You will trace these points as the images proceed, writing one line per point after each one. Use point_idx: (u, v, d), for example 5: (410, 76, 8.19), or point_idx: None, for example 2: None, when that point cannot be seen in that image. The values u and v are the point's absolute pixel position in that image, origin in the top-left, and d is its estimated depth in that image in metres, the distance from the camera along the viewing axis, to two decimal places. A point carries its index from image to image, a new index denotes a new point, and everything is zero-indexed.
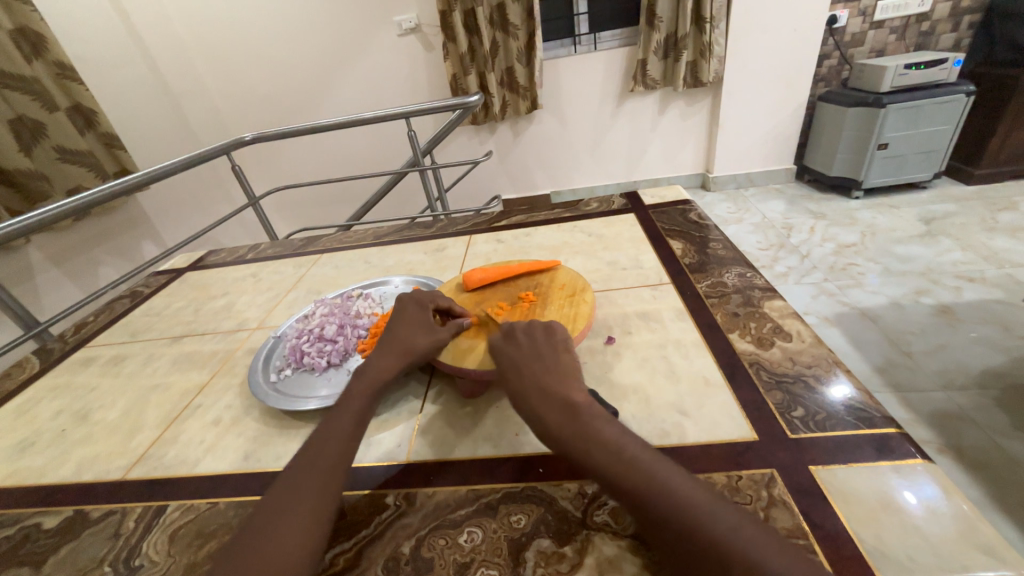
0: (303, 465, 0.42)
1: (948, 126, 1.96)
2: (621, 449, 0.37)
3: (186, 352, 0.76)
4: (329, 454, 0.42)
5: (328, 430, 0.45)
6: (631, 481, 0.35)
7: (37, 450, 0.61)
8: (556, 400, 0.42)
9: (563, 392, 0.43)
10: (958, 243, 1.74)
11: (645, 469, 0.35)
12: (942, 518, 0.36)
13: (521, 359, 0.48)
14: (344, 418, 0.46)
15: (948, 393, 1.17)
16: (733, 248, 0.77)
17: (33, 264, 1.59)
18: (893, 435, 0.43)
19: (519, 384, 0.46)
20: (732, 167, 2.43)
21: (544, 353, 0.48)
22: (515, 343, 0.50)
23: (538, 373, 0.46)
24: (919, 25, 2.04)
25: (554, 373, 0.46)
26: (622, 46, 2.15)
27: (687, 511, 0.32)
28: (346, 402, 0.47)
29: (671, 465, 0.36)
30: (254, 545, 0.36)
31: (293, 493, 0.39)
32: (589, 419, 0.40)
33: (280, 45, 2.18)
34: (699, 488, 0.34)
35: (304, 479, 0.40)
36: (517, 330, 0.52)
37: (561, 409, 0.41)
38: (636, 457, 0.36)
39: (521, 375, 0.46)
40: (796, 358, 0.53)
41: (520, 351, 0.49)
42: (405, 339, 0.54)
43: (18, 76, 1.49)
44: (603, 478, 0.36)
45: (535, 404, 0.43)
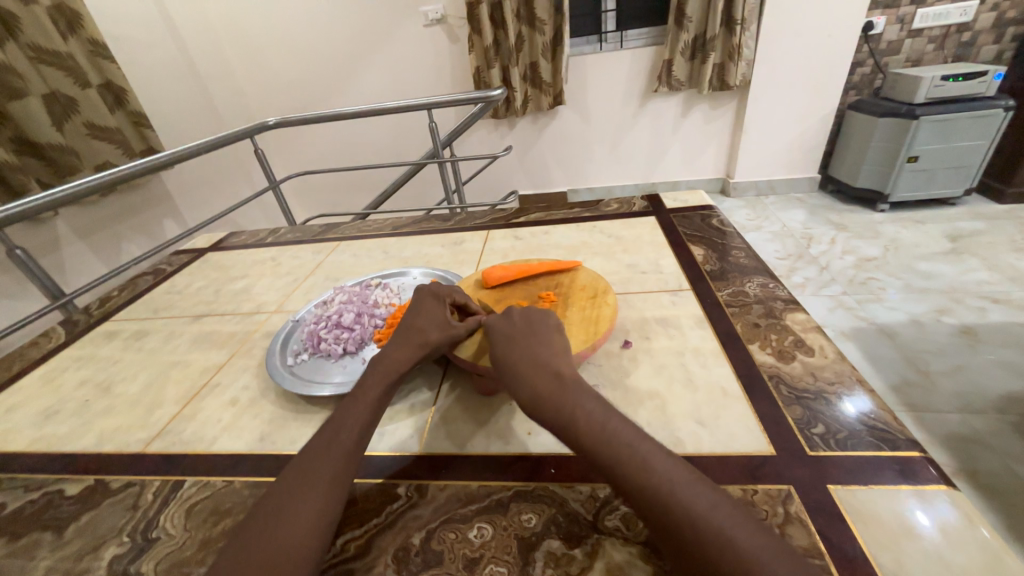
0: (314, 452, 0.42)
1: (983, 141, 1.89)
2: (604, 424, 0.38)
3: (206, 331, 0.77)
4: (343, 438, 0.43)
5: (343, 415, 0.45)
6: (614, 456, 0.36)
7: (61, 419, 0.63)
8: (545, 374, 0.43)
9: (553, 366, 0.44)
10: (986, 262, 1.69)
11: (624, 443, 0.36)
12: (965, 546, 0.35)
13: (514, 335, 0.49)
14: (361, 405, 0.46)
15: (967, 415, 1.14)
16: (755, 256, 0.75)
17: (60, 236, 1.64)
18: (916, 458, 0.42)
19: (512, 351, 0.47)
20: (754, 173, 2.39)
21: (537, 330, 0.49)
22: (510, 322, 0.51)
23: (530, 347, 0.47)
24: (959, 35, 1.97)
25: (547, 349, 0.47)
26: (648, 45, 2.12)
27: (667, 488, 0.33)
28: (362, 388, 0.48)
29: (652, 445, 0.37)
30: (264, 524, 0.37)
31: (305, 477, 0.40)
32: (574, 394, 0.41)
33: (307, 32, 2.19)
34: (678, 468, 0.35)
35: (313, 466, 0.41)
36: (515, 311, 0.52)
37: (550, 380, 0.43)
38: (618, 433, 0.37)
39: (516, 347, 0.47)
40: (817, 374, 0.52)
41: (516, 327, 0.50)
42: (417, 331, 0.54)
43: (53, 51, 1.53)
44: (585, 447, 0.37)
45: (520, 373, 0.44)
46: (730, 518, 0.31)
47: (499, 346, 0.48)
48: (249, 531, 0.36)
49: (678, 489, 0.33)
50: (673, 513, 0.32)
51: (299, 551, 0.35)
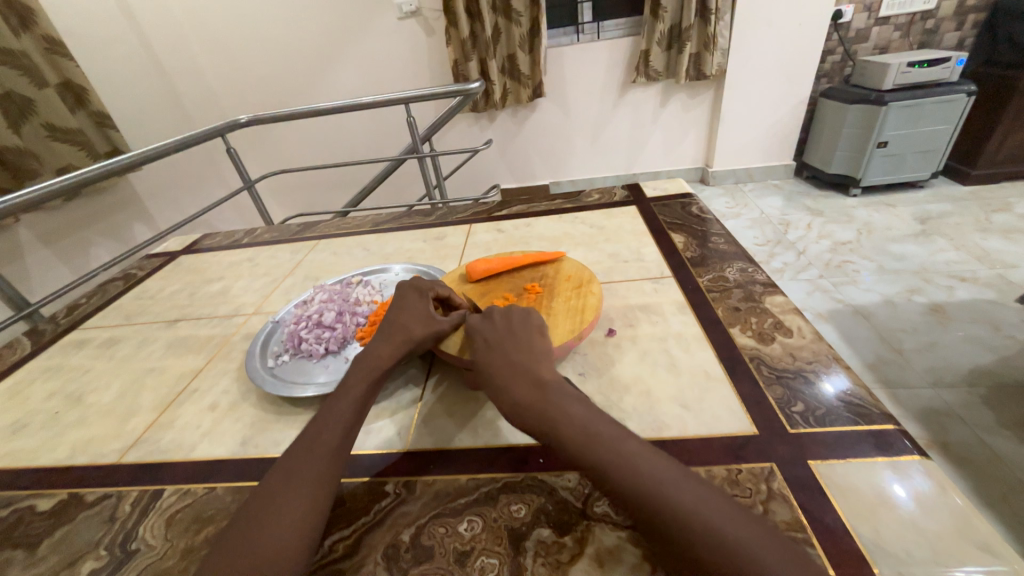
0: (298, 454, 0.41)
1: (948, 125, 1.96)
2: (589, 426, 0.37)
3: (182, 335, 0.75)
4: (325, 439, 0.42)
5: (324, 417, 0.44)
6: (596, 459, 0.35)
7: (30, 432, 0.60)
8: (526, 378, 0.43)
9: (534, 371, 0.43)
10: (952, 243, 1.75)
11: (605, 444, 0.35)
12: (938, 513, 0.36)
13: (493, 341, 0.48)
14: (342, 405, 0.45)
15: (937, 390, 1.18)
16: (734, 242, 0.76)
17: (23, 243, 1.57)
18: (891, 431, 0.43)
19: (493, 359, 0.46)
20: (732, 162, 2.43)
21: (518, 333, 0.48)
22: (489, 324, 0.50)
23: (510, 351, 0.46)
24: (924, 22, 2.03)
25: (527, 352, 0.46)
26: (625, 36, 2.13)
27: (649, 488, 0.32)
28: (342, 390, 0.47)
29: (637, 443, 0.36)
30: (245, 530, 0.36)
31: (287, 481, 0.39)
32: (558, 398, 0.40)
33: (277, 26, 2.13)
34: (666, 465, 0.34)
35: (297, 468, 0.40)
36: (497, 313, 0.52)
37: (532, 386, 0.42)
38: (604, 434, 0.36)
39: (493, 354, 0.47)
40: (796, 354, 0.53)
41: (496, 330, 0.49)
42: (401, 327, 0.53)
43: (4, 49, 1.45)
44: (569, 452, 0.36)
45: (505, 381, 0.43)
46: (716, 509, 0.31)
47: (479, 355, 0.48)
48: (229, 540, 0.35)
49: (658, 486, 0.32)
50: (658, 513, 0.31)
51: (283, 556, 0.34)
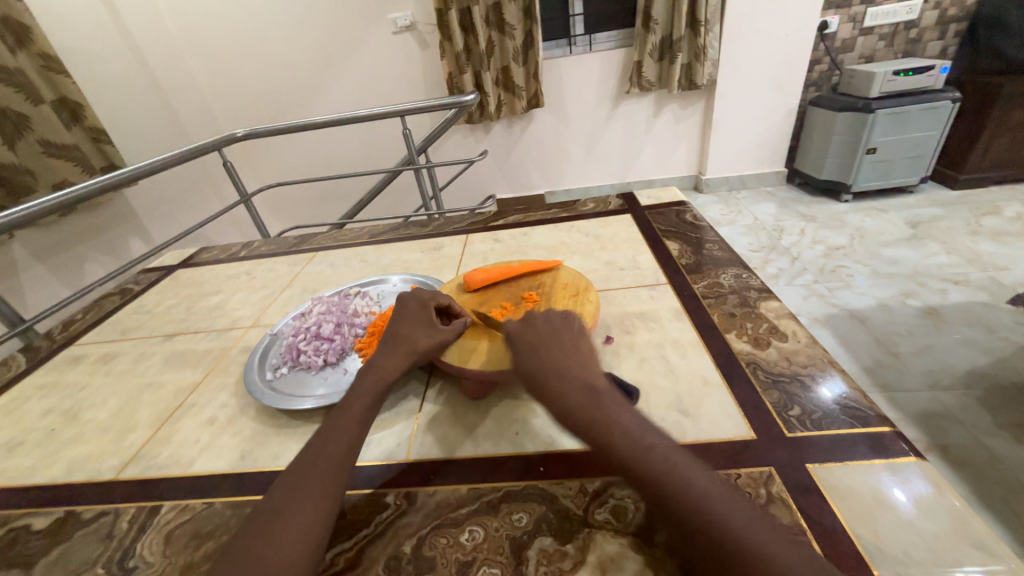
0: (301, 468, 0.41)
1: (935, 131, 2.00)
2: (639, 437, 0.36)
3: (179, 350, 0.75)
4: (332, 450, 0.42)
5: (331, 428, 0.44)
6: (650, 469, 0.33)
7: (25, 450, 0.60)
8: (577, 382, 0.41)
9: (586, 377, 0.42)
10: (943, 246, 1.78)
11: (658, 457, 0.34)
12: (936, 513, 0.36)
13: (537, 342, 0.46)
14: (349, 416, 0.45)
15: (934, 392, 1.19)
16: (728, 248, 0.77)
17: (17, 260, 1.56)
18: (887, 433, 0.44)
19: (535, 355, 0.45)
20: (724, 169, 2.46)
21: (563, 339, 0.46)
22: (531, 329, 0.48)
23: (558, 354, 0.44)
24: (907, 32, 2.08)
25: (572, 358, 0.44)
26: (617, 47, 2.16)
27: (699, 505, 0.31)
28: (351, 399, 0.47)
29: (686, 459, 0.35)
30: (253, 541, 0.36)
31: (294, 493, 0.39)
32: (612, 404, 0.39)
33: (273, 41, 2.15)
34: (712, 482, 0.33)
35: (298, 483, 0.40)
36: (534, 319, 0.50)
37: (581, 387, 0.40)
38: (654, 446, 0.35)
39: (539, 354, 0.45)
40: (791, 358, 0.54)
41: (540, 334, 0.47)
42: (407, 336, 0.54)
43: (1, 67, 1.46)
44: (621, 460, 0.35)
45: (553, 381, 0.41)
46: (761, 530, 0.30)
47: (522, 350, 0.46)
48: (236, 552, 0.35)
49: (711, 504, 0.31)
50: (705, 530, 0.30)
51: (289, 569, 0.34)
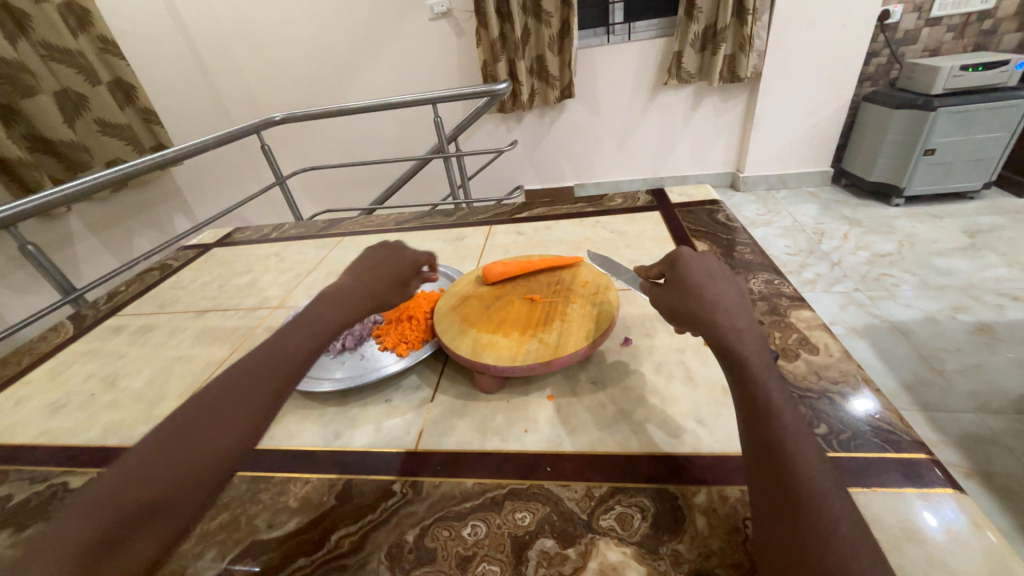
0: (240, 385, 0.40)
1: (1004, 132, 1.83)
2: (778, 404, 0.35)
3: (209, 326, 0.78)
4: (251, 399, 0.39)
5: (254, 376, 0.41)
6: (771, 434, 0.33)
7: (68, 412, 0.64)
8: (738, 327, 0.40)
9: (752, 327, 0.40)
10: (1004, 258, 1.64)
11: (799, 430, 0.34)
12: (971, 551, 0.34)
13: (716, 277, 0.44)
14: (271, 367, 0.42)
15: (980, 415, 1.11)
16: (761, 252, 0.74)
17: (73, 231, 1.67)
18: (921, 460, 0.41)
19: (720, 288, 0.43)
20: (764, 168, 2.35)
21: (738, 288, 0.44)
22: (710, 262, 0.46)
23: (730, 296, 0.43)
24: (980, 23, 1.91)
25: (743, 307, 0.42)
26: (657, 37, 2.09)
27: (813, 479, 0.31)
28: (284, 346, 0.44)
29: (814, 445, 0.33)
30: (128, 479, 0.32)
31: (193, 435, 0.36)
32: (766, 364, 0.38)
33: (313, 26, 2.19)
34: (825, 471, 0.31)
35: (234, 399, 0.39)
36: (710, 258, 0.47)
37: (757, 339, 0.39)
38: (789, 421, 0.34)
39: (714, 287, 0.43)
40: (821, 373, 0.51)
41: (716, 271, 0.45)
42: (376, 289, 0.54)
43: (64, 49, 1.54)
44: (751, 414, 0.35)
45: (709, 315, 0.41)
46: (856, 535, 0.28)
47: (704, 277, 0.44)
48: (104, 483, 0.31)
49: (827, 487, 0.30)
50: (805, 501, 0.30)
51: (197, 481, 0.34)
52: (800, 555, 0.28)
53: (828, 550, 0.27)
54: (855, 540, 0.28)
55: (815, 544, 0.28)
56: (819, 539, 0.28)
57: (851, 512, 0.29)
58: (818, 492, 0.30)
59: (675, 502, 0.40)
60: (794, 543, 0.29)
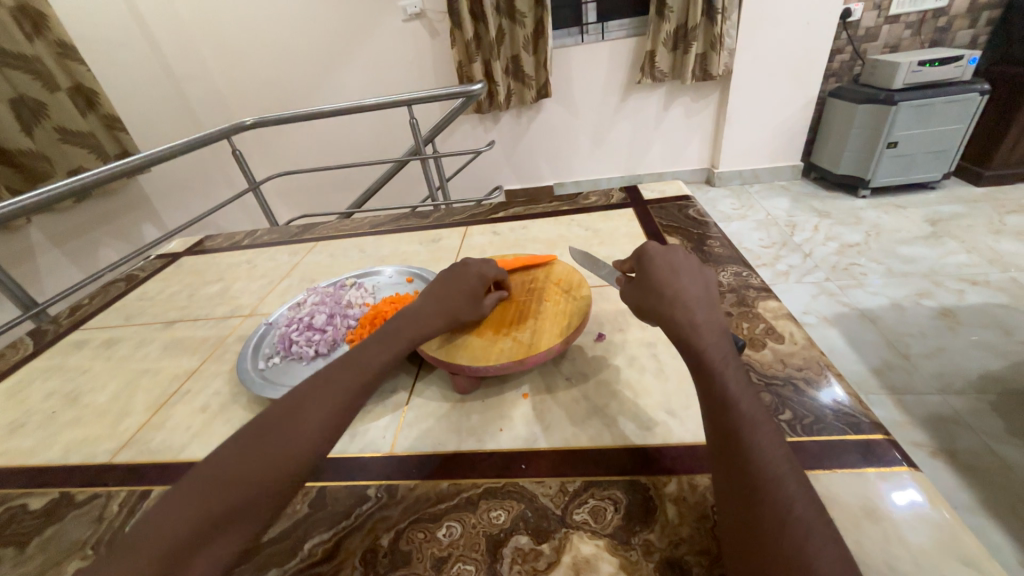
0: (302, 394, 0.41)
1: (960, 125, 1.92)
2: (737, 391, 0.36)
3: (177, 337, 0.76)
4: (316, 414, 0.40)
5: (325, 389, 0.42)
6: (729, 421, 0.35)
7: (27, 431, 0.61)
8: (700, 320, 0.41)
9: (715, 319, 0.42)
10: (964, 245, 1.72)
11: (756, 415, 0.35)
12: (926, 527, 0.35)
13: (679, 271, 0.46)
14: (342, 380, 0.43)
15: (944, 396, 1.16)
16: (730, 246, 0.75)
17: (34, 244, 1.60)
18: (880, 441, 0.42)
19: (682, 283, 0.45)
20: (738, 163, 2.40)
21: (705, 281, 0.46)
22: (676, 256, 0.48)
23: (694, 289, 0.44)
24: (935, 21, 1.99)
25: (706, 300, 0.44)
26: (630, 36, 2.11)
27: (767, 460, 0.32)
28: (354, 358, 0.45)
29: (771, 428, 0.34)
30: (198, 487, 0.34)
31: (261, 443, 0.37)
32: (726, 354, 0.39)
33: (284, 28, 2.15)
34: (782, 454, 0.33)
35: (301, 406, 0.40)
36: (677, 252, 0.49)
37: (717, 331, 0.41)
38: (746, 406, 0.35)
39: (677, 282, 0.45)
40: (786, 360, 0.52)
41: (680, 266, 0.47)
42: (452, 303, 0.53)
43: (18, 54, 1.47)
44: (712, 403, 0.37)
45: (671, 311, 0.43)
46: (809, 512, 0.29)
47: (669, 273, 0.46)
48: (192, 484, 0.34)
49: (781, 469, 0.31)
50: (760, 484, 0.31)
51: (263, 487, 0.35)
52: (755, 536, 0.29)
53: (783, 529, 0.28)
54: (806, 517, 0.29)
55: (769, 524, 0.29)
56: (773, 518, 0.29)
57: (803, 489, 0.30)
58: (772, 472, 0.31)
59: (647, 493, 0.40)
60: (750, 524, 0.30)
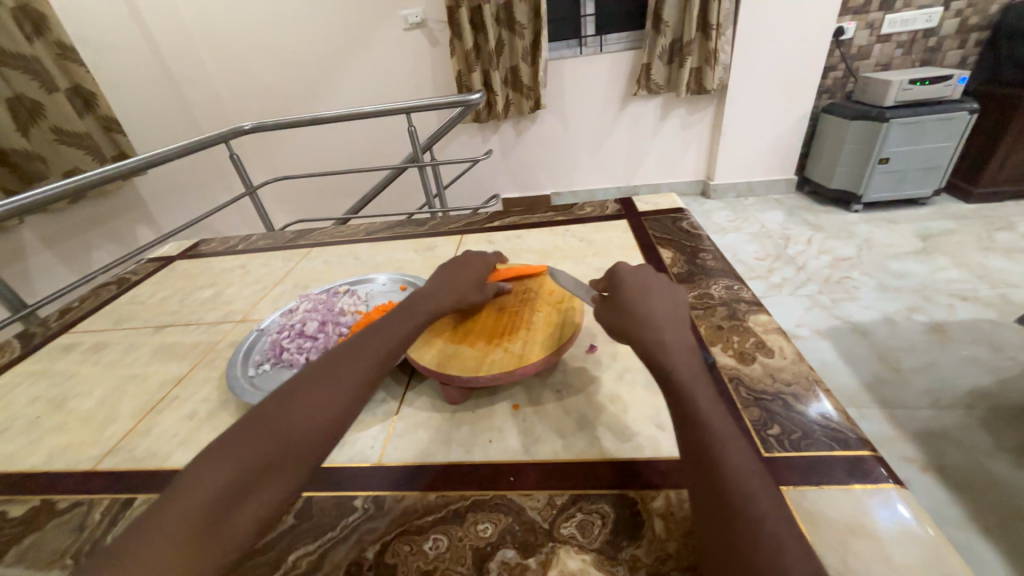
0: (339, 359, 0.43)
1: (950, 143, 1.95)
2: (709, 411, 0.36)
3: (167, 342, 0.75)
4: (351, 377, 0.41)
5: (356, 351, 0.44)
6: (702, 445, 0.34)
7: (10, 436, 0.60)
8: (668, 338, 0.41)
9: (684, 337, 0.42)
10: (954, 260, 1.74)
11: (728, 435, 0.34)
12: (912, 545, 0.35)
13: (647, 289, 0.46)
14: (373, 344, 0.45)
15: (935, 411, 1.16)
16: (722, 259, 0.76)
17: (26, 244, 1.59)
18: (867, 457, 0.42)
19: (651, 301, 0.44)
20: (733, 176, 2.43)
21: (673, 297, 0.46)
22: (643, 274, 0.48)
23: (661, 305, 0.44)
24: (925, 40, 2.04)
25: (675, 315, 0.44)
26: (628, 49, 2.15)
27: (742, 482, 0.32)
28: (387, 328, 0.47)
29: (743, 447, 0.34)
30: (238, 445, 0.35)
31: (297, 404, 0.38)
32: (695, 374, 0.39)
33: (285, 35, 2.17)
34: (757, 473, 0.32)
35: (335, 371, 0.42)
36: (644, 269, 0.49)
37: (686, 349, 0.40)
38: (719, 427, 0.35)
39: (645, 300, 0.45)
40: (775, 375, 0.53)
41: (647, 283, 0.47)
42: (461, 285, 0.56)
43: (16, 54, 1.48)
44: (684, 424, 0.36)
45: (640, 330, 0.42)
46: (786, 532, 0.29)
47: (637, 291, 0.46)
48: (237, 442, 0.35)
49: (757, 490, 0.31)
50: (736, 507, 0.30)
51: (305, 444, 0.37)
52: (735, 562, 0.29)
53: (756, 551, 0.28)
54: (785, 538, 0.28)
55: (747, 550, 0.29)
56: (750, 543, 0.29)
57: (778, 509, 0.30)
58: (747, 495, 0.31)
59: (634, 507, 0.40)
60: (729, 549, 0.29)
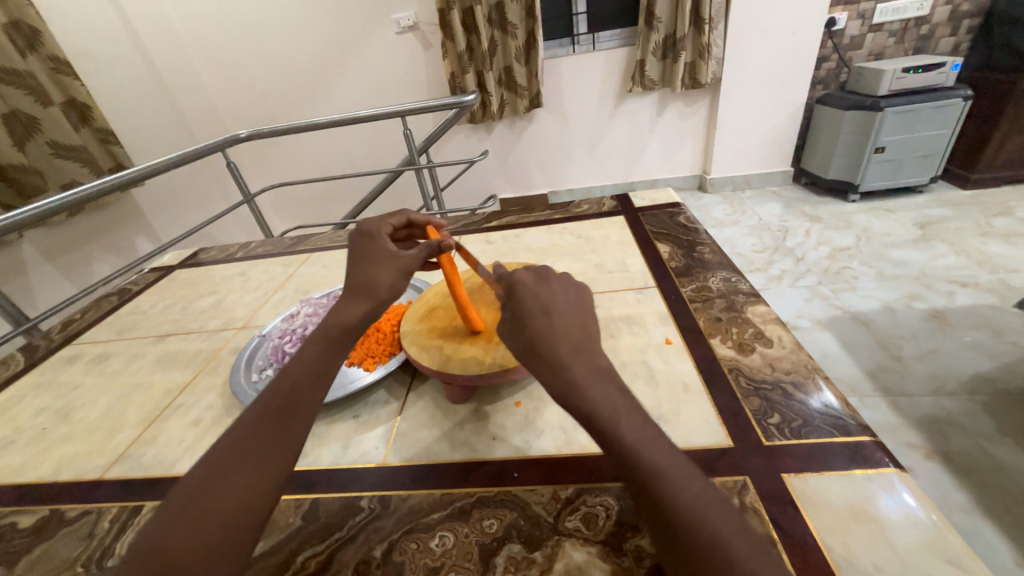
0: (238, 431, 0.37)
1: (945, 130, 1.96)
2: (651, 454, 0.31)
3: (170, 351, 0.75)
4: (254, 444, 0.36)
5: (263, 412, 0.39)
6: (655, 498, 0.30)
7: (17, 448, 0.61)
8: (584, 370, 0.35)
9: (598, 362, 0.36)
10: (953, 247, 1.74)
11: (679, 477, 0.30)
12: (914, 529, 0.36)
13: (547, 304, 0.39)
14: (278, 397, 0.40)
15: (938, 398, 1.17)
16: (720, 252, 0.76)
17: (26, 259, 1.60)
18: (867, 443, 0.43)
19: (559, 320, 0.38)
20: (729, 169, 2.43)
21: (578, 307, 0.40)
22: (540, 285, 0.40)
23: (569, 324, 0.38)
24: (917, 29, 2.04)
25: (585, 333, 0.38)
26: (621, 46, 2.15)
27: (711, 537, 0.28)
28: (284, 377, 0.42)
29: (698, 487, 0.30)
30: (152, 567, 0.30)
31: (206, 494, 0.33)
32: (623, 410, 0.33)
33: (278, 42, 2.17)
34: (723, 518, 0.29)
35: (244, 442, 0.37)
36: (539, 275, 0.42)
37: (607, 379, 0.35)
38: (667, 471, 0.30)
39: (547, 322, 0.37)
40: (775, 365, 0.53)
41: (546, 295, 0.40)
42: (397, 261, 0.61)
43: (11, 70, 1.49)
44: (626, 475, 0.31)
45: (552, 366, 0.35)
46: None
47: (537, 312, 0.38)
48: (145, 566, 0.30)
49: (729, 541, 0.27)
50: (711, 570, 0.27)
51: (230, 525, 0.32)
52: None
53: None
54: None
55: None
56: None
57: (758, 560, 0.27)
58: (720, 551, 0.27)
59: None
60: None
